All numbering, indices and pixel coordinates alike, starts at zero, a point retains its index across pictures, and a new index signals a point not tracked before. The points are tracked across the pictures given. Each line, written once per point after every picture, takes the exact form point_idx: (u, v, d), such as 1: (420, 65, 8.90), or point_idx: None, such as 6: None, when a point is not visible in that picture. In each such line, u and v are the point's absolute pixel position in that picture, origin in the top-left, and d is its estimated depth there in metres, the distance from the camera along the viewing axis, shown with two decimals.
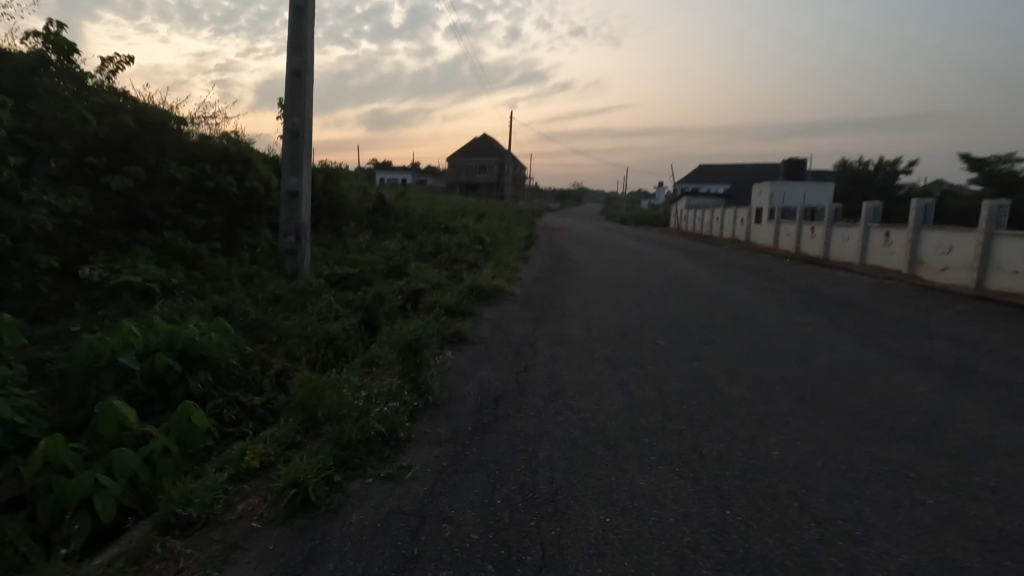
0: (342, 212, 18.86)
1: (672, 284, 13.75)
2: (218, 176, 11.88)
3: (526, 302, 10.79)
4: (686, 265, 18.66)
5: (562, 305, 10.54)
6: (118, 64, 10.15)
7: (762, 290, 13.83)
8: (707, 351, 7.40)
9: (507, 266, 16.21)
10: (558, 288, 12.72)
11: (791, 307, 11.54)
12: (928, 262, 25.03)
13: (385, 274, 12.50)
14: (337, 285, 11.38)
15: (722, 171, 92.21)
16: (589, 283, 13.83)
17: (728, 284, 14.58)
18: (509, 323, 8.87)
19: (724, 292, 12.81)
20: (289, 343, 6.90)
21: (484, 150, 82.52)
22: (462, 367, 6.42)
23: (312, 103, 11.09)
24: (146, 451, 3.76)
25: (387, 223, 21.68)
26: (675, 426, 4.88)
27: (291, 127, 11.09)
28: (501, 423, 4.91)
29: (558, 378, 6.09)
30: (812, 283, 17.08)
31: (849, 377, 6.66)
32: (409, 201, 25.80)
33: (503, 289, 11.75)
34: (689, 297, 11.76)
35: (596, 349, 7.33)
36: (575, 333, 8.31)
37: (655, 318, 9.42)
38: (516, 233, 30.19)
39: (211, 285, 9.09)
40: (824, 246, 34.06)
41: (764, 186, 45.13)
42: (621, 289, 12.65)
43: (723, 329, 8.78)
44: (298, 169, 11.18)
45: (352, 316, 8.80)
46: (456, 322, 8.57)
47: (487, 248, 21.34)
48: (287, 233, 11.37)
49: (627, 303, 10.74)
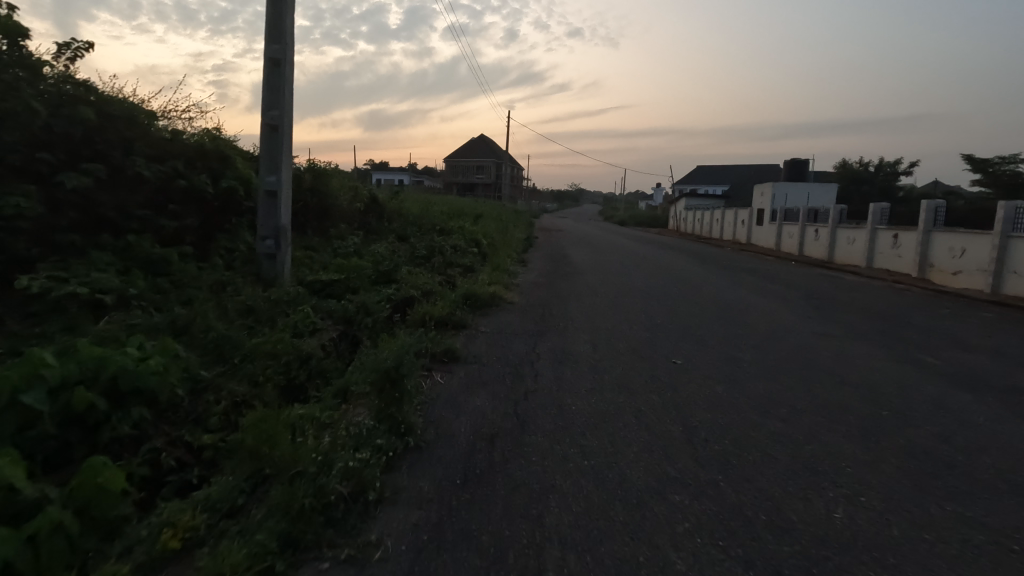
0: (331, 214, 17.96)
1: (680, 291, 12.89)
2: (192, 175, 10.98)
3: (526, 312, 9.92)
4: (693, 269, 17.81)
5: (565, 315, 9.69)
6: (76, 51, 9.26)
7: (776, 298, 13.00)
8: (730, 372, 6.56)
9: (505, 271, 15.33)
10: (560, 296, 11.85)
11: (810, 318, 10.69)
12: (939, 266, 24.26)
13: (374, 281, 11.64)
14: (321, 293, 10.52)
15: (721, 172, 91.53)
16: (592, 289, 12.96)
17: (739, 290, 13.75)
18: (507, 338, 8.00)
19: (737, 301, 11.98)
20: (254, 364, 6.02)
21: (481, 150, 81.59)
22: (452, 395, 5.54)
23: (292, 96, 10.18)
24: (30, 530, 2.88)
25: (380, 224, 20.77)
26: (710, 478, 4.01)
27: (269, 121, 10.18)
28: (498, 472, 4.03)
29: (563, 409, 5.24)
30: (826, 288, 16.25)
31: (897, 406, 5.83)
32: (403, 201, 24.90)
33: (501, 297, 10.89)
34: (701, 307, 10.91)
35: (606, 370, 6.47)
36: (581, 349, 7.45)
37: (667, 331, 8.55)
38: (514, 235, 29.30)
39: (176, 294, 8.22)
40: (829, 248, 33.25)
41: (766, 186, 44.36)
42: (627, 296, 11.80)
43: (744, 344, 7.95)
44: (277, 166, 10.27)
45: (333, 329, 7.93)
46: (447, 336, 7.70)
47: (483, 251, 20.43)
48: (265, 236, 10.47)
49: (634, 314, 9.89)
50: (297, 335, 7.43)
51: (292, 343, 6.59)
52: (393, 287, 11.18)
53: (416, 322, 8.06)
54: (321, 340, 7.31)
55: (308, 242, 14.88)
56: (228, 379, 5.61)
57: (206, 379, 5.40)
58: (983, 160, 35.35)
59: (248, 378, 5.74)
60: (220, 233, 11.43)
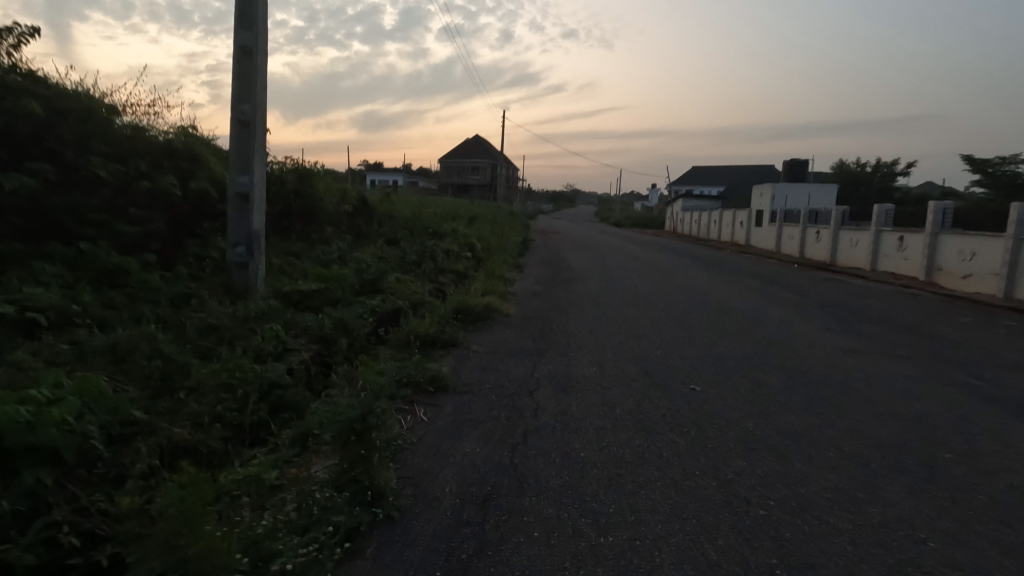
0: (316, 216, 17.02)
1: (689, 300, 12.03)
2: (157, 176, 10.08)
3: (524, 327, 9.03)
4: (697, 275, 17.02)
5: (567, 330, 8.82)
6: (21, 38, 8.36)
7: (790, 308, 12.17)
8: (759, 405, 5.70)
9: (501, 278, 14.48)
10: (560, 306, 10.97)
11: (832, 332, 9.85)
12: (947, 269, 23.53)
13: (359, 290, 10.74)
14: (299, 306, 9.61)
15: (717, 173, 91.02)
16: (594, 297, 12.13)
17: (750, 299, 12.90)
18: (503, 360, 7.10)
19: (751, 312, 11.14)
20: (204, 399, 5.12)
21: (476, 151, 80.71)
22: (437, 439, 4.66)
23: (265, 88, 9.26)
24: None
25: (369, 227, 19.87)
26: (761, 562, 3.20)
27: (239, 116, 9.26)
28: (491, 556, 3.15)
29: (569, 459, 4.36)
30: (837, 295, 15.50)
31: (957, 445, 5.03)
32: (394, 203, 23.95)
33: (496, 308, 9.99)
34: (714, 319, 10.03)
35: (618, 402, 5.60)
36: (587, 373, 6.58)
37: (681, 351, 7.69)
38: (509, 238, 28.45)
39: (130, 309, 7.29)
40: (832, 250, 32.52)
41: (765, 187, 43.63)
42: (632, 306, 10.93)
43: (769, 368, 7.10)
44: (248, 166, 9.36)
45: (305, 350, 7.03)
46: (435, 359, 6.84)
47: (477, 256, 19.52)
48: (236, 243, 9.57)
49: (642, 328, 9.02)
50: (263, 359, 6.54)
51: (253, 371, 5.71)
52: (378, 298, 10.28)
53: (399, 341, 7.15)
54: (289, 366, 6.40)
55: (290, 247, 13.95)
56: (167, 420, 4.71)
57: (140, 422, 4.50)
58: (984, 160, 34.72)
59: (194, 417, 4.84)
60: (190, 239, 10.50)
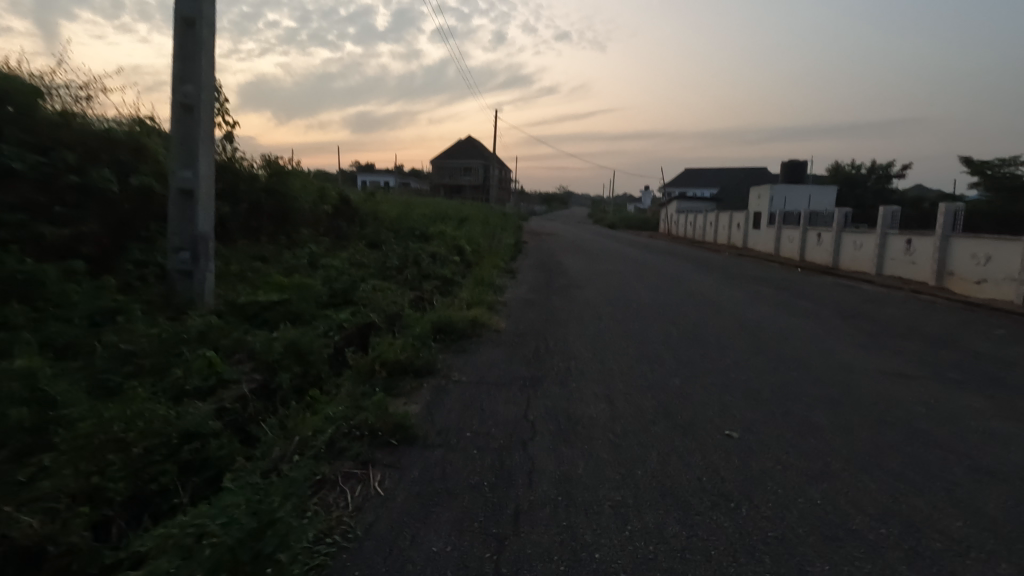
0: (291, 217, 15.66)
1: (700, 312, 10.79)
2: (91, 169, 8.70)
3: (517, 346, 7.71)
4: (702, 281, 15.84)
5: (567, 350, 7.54)
6: None
7: (812, 320, 10.98)
8: (817, 464, 4.44)
9: (491, 285, 13.19)
10: (557, 319, 9.70)
11: (868, 351, 8.63)
12: (959, 274, 22.49)
13: (328, 301, 9.42)
14: (255, 322, 8.28)
15: (710, 175, 90.46)
16: (594, 308, 10.89)
17: (766, 310, 11.69)
18: (491, 394, 5.79)
19: (771, 326, 9.92)
20: (77, 466, 3.80)
21: (468, 152, 79.41)
22: (392, 531, 3.36)
23: (211, 67, 7.93)
24: None
25: (349, 229, 18.50)
26: None
27: (180, 99, 7.88)
28: None
29: (578, 565, 3.07)
30: (854, 304, 14.36)
31: None
32: (379, 203, 22.57)
33: (484, 324, 8.68)
34: (735, 337, 8.76)
35: (636, 461, 4.32)
36: (594, 412, 5.32)
37: (704, 380, 6.42)
38: (501, 240, 27.18)
39: (31, 329, 5.95)
40: (834, 253, 31.47)
41: (763, 189, 42.61)
42: (638, 320, 9.67)
43: (813, 404, 5.85)
44: (192, 157, 7.97)
45: (244, 381, 5.71)
46: (405, 396, 5.56)
47: (466, 260, 18.21)
48: (179, 247, 8.17)
49: (654, 348, 7.74)
50: (186, 400, 5.23)
51: (159, 419, 4.39)
52: (349, 312, 8.97)
53: (361, 369, 5.82)
54: (219, 406, 5.08)
55: (258, 251, 12.58)
56: (8, 503, 3.39)
57: None
58: (985, 161, 33.86)
59: (54, 496, 3.53)
60: (132, 242, 9.13)
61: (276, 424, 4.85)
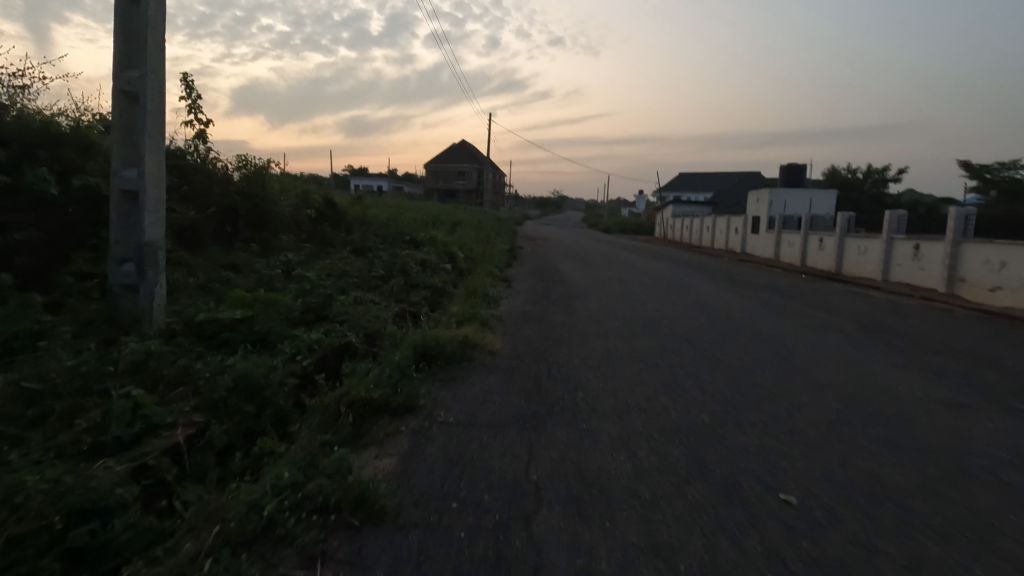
0: (269, 222, 14.54)
1: (716, 327, 9.77)
2: (25, 169, 7.59)
3: (515, 374, 6.63)
4: (710, 291, 14.88)
5: (573, 379, 6.47)
6: None
7: (838, 336, 9.96)
8: (910, 548, 3.42)
9: (486, 295, 12.16)
10: (559, 338, 8.63)
11: (912, 374, 7.61)
12: (972, 280, 21.63)
13: (301, 318, 8.33)
14: (212, 344, 7.16)
15: (705, 179, 89.96)
16: (598, 322, 9.87)
17: (785, 324, 10.73)
18: (485, 442, 4.73)
19: (798, 344, 8.89)
20: None
21: (462, 155, 78.42)
22: None
23: (159, 49, 6.86)
24: None
25: (334, 235, 17.43)
26: None
27: (122, 86, 6.79)
28: None
29: None
30: (873, 315, 13.42)
31: None
32: (366, 206, 21.44)
33: (477, 345, 7.60)
34: (762, 359, 7.73)
35: (677, 548, 3.29)
36: (613, 467, 4.29)
37: (739, 421, 5.36)
38: (495, 246, 26.19)
39: None
40: (837, 259, 30.62)
41: (762, 193, 41.83)
42: (649, 339, 8.62)
43: (875, 453, 4.82)
44: (135, 154, 6.88)
45: (180, 429, 4.68)
46: (375, 446, 4.49)
47: (458, 268, 17.14)
48: (123, 259, 7.08)
49: (673, 376, 6.69)
50: (98, 459, 4.17)
51: (41, 496, 3.34)
52: (323, 331, 7.90)
53: (324, 413, 4.75)
54: (138, 466, 4.02)
55: (229, 260, 11.45)
56: None
57: None
58: (985, 165, 33.15)
59: None
60: (76, 251, 8.01)
61: (206, 494, 3.80)
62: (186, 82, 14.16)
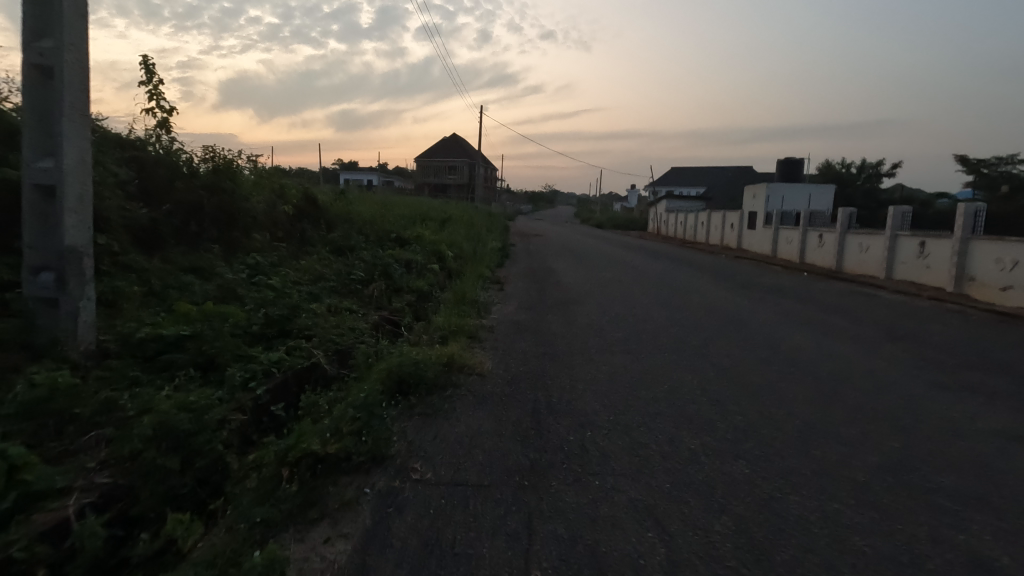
0: (240, 220, 13.36)
1: (731, 340, 8.79)
2: None
3: (509, 406, 5.57)
4: (716, 295, 13.93)
5: (579, 413, 5.40)
6: None
7: (866, 348, 8.99)
8: None
9: (476, 302, 11.12)
10: (559, 355, 7.58)
11: (962, 398, 6.65)
12: (981, 280, 20.82)
13: (262, 334, 7.21)
14: (151, 368, 6.04)
15: (697, 174, 89.22)
16: (600, 334, 8.86)
17: (803, 333, 9.79)
18: (472, 512, 3.66)
19: (826, 360, 7.91)
20: None
21: (452, 149, 77.05)
22: None
23: (79, 17, 5.73)
24: None
25: (313, 233, 16.29)
26: None
27: (33, 59, 5.64)
28: None
29: None
30: (891, 320, 12.53)
31: None
32: (350, 202, 20.24)
33: (464, 367, 6.53)
34: (792, 382, 6.72)
35: None
36: (642, 555, 3.27)
37: (787, 475, 4.33)
38: (486, 244, 25.12)
39: None
40: (838, 256, 29.82)
41: (758, 189, 40.95)
42: (660, 356, 7.59)
43: (965, 523, 3.83)
44: (51, 141, 5.73)
45: (76, 498, 3.58)
46: (324, 526, 3.42)
47: (447, 269, 16.09)
48: (40, 267, 5.92)
49: (697, 407, 5.68)
50: None
51: None
52: (285, 351, 6.77)
53: (262, 475, 3.66)
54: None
55: (191, 262, 10.30)
56: None
57: None
58: (983, 160, 32.39)
59: None
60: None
61: None
62: (146, 67, 12.91)
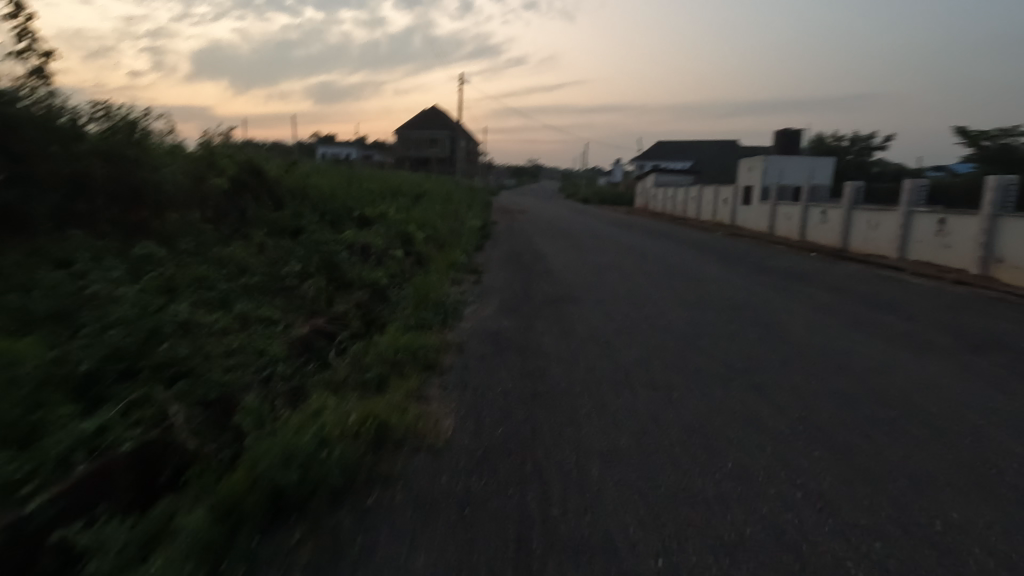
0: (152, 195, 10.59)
1: (787, 363, 6.47)
2: None
3: (474, 530, 3.15)
4: (737, 287, 11.59)
5: (603, 552, 2.99)
6: None
7: (958, 371, 6.72)
8: None
9: (444, 303, 8.63)
10: (555, 396, 5.15)
11: None
12: (1012, 261, 18.76)
13: (99, 376, 4.66)
14: None
15: (684, 147, 86.60)
16: (610, 355, 6.42)
17: (869, 346, 7.52)
18: None
19: (927, 398, 5.61)
20: None
21: (432, 120, 73.16)
22: None
23: None
24: None
25: (254, 211, 13.55)
26: None
27: None
28: None
29: None
30: (950, 316, 10.31)
31: None
32: (304, 173, 17.29)
33: (407, 440, 4.07)
34: (914, 450, 4.40)
35: None
36: None
37: None
38: (464, 223, 22.47)
39: None
40: (844, 234, 27.68)
41: (755, 161, 38.63)
42: (704, 399, 5.20)
43: None
44: None
45: None
46: None
47: (415, 254, 13.55)
48: None
49: (798, 523, 3.33)
50: None
51: None
52: (122, 410, 4.25)
53: None
54: None
55: (61, 253, 7.55)
56: None
57: None
58: (987, 131, 30.21)
59: None
60: None
61: None
62: None
